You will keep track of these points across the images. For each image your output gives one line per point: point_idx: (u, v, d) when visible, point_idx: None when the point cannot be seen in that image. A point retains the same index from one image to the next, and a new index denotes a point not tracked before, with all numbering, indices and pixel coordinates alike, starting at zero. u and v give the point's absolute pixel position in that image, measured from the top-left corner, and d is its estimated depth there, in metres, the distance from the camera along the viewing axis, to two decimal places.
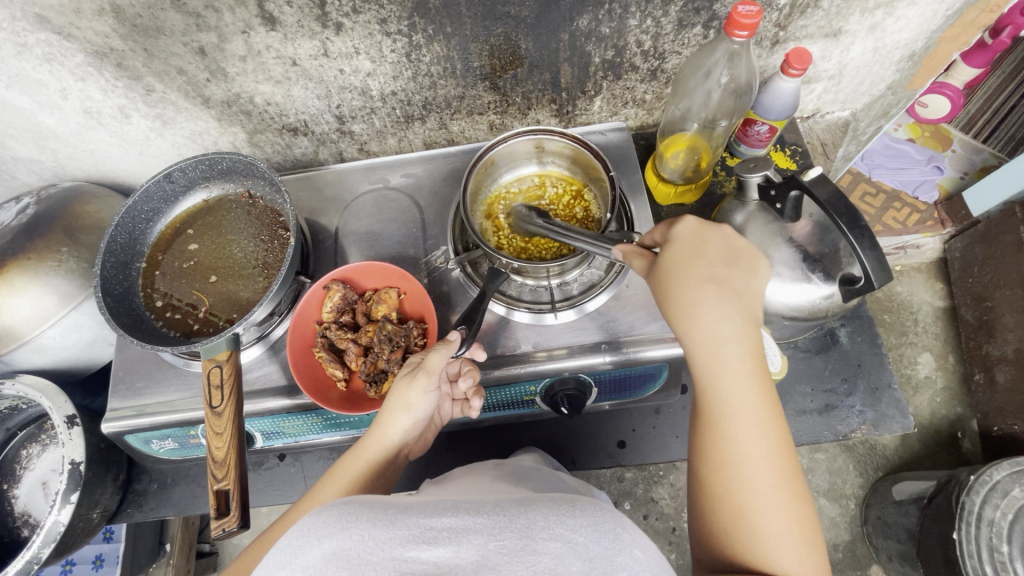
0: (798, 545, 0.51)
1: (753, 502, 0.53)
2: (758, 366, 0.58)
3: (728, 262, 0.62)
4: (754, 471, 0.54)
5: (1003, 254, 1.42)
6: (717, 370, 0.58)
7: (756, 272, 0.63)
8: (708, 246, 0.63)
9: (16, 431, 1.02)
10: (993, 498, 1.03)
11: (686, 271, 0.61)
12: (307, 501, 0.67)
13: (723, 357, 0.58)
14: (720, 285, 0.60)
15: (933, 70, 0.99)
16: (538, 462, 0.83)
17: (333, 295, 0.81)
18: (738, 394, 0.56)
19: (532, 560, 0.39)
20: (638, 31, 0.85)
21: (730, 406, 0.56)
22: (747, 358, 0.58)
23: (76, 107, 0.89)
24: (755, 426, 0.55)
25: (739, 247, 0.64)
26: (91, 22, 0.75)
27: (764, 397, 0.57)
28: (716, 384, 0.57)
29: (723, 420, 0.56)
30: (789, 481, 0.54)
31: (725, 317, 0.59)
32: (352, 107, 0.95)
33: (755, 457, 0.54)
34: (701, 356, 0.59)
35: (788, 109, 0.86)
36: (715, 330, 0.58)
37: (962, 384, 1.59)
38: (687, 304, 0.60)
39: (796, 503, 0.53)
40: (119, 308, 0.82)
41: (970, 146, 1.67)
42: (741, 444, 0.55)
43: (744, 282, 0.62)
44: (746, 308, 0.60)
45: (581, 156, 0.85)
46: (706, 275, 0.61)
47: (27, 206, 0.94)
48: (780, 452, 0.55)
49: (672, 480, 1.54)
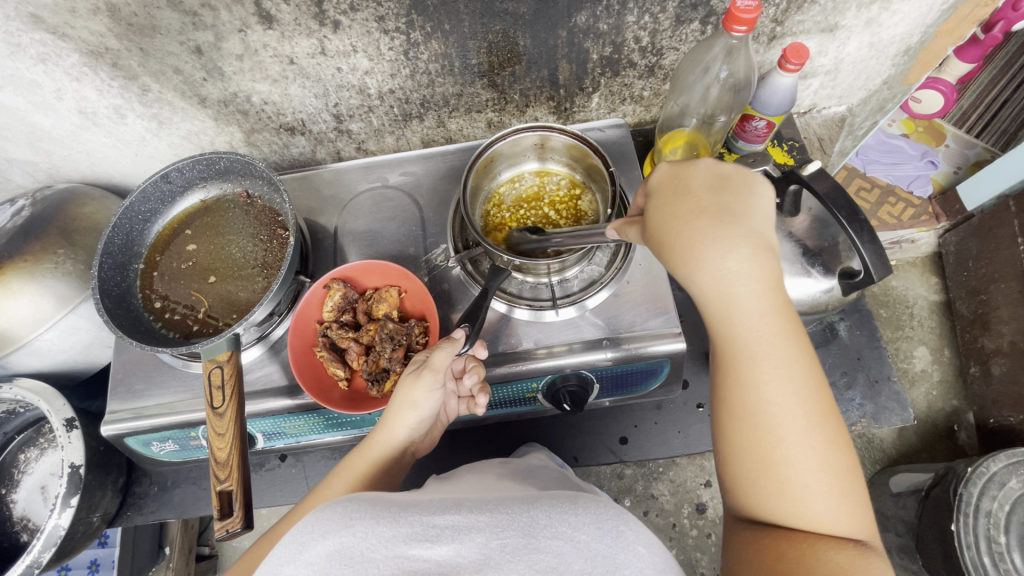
0: (831, 490, 0.50)
1: (779, 451, 0.51)
2: (775, 299, 0.54)
3: (719, 192, 0.57)
4: (779, 419, 0.51)
5: (997, 248, 1.44)
6: (729, 312, 0.54)
7: (752, 194, 0.57)
8: (696, 182, 0.59)
9: (14, 435, 1.01)
10: (991, 489, 1.04)
11: (677, 211, 0.57)
12: (313, 498, 0.67)
13: (735, 297, 0.54)
14: (718, 217, 0.56)
15: (928, 64, 1.00)
16: (541, 459, 0.83)
17: (334, 294, 0.81)
18: (755, 334, 0.53)
19: (535, 558, 0.39)
20: (636, 27, 0.85)
21: (748, 347, 0.53)
22: (762, 292, 0.54)
23: (71, 107, 0.88)
24: (776, 365, 0.52)
25: (729, 174, 0.59)
26: (85, 22, 0.74)
27: (784, 333, 0.53)
28: (729, 329, 0.55)
29: (741, 369, 0.54)
30: (820, 420, 0.52)
31: (731, 252, 0.54)
32: (349, 106, 0.95)
33: (779, 401, 0.52)
34: (711, 300, 0.55)
35: (786, 104, 0.86)
36: (722, 269, 0.54)
37: (958, 377, 1.61)
38: (687, 248, 0.56)
39: (829, 444, 0.51)
40: (117, 310, 0.81)
41: (963, 140, 1.69)
42: (763, 391, 0.52)
43: (744, 207, 0.57)
44: (752, 236, 0.55)
45: (581, 152, 0.85)
46: (697, 212, 0.57)
47: (22, 208, 0.93)
48: (809, 393, 0.52)
49: (672, 476, 1.54)
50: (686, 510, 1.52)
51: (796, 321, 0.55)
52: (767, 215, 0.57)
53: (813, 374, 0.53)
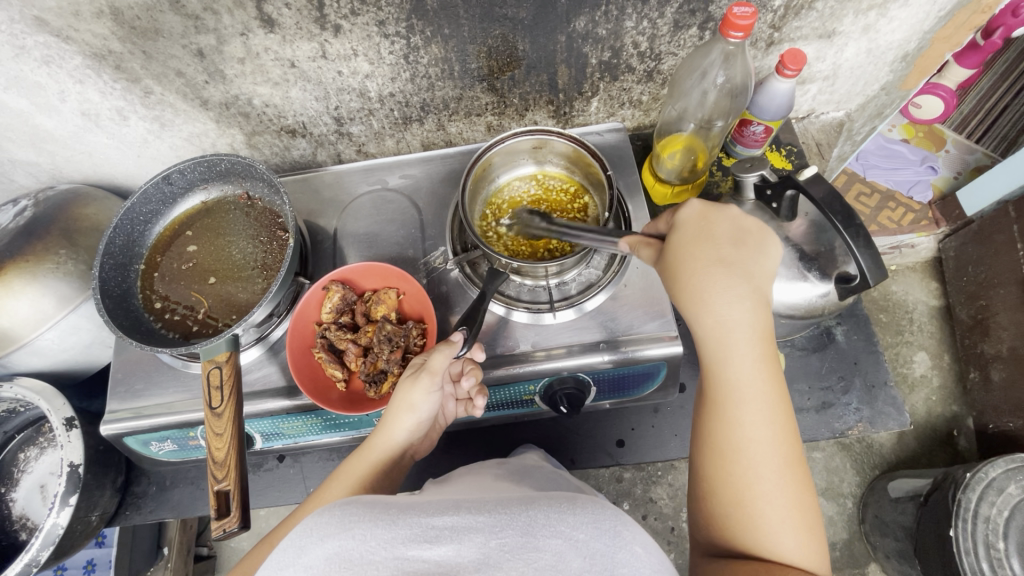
0: (799, 530, 0.52)
1: (756, 488, 0.53)
2: (768, 348, 0.57)
3: (734, 244, 0.60)
4: (758, 458, 0.54)
5: (997, 253, 1.44)
6: (725, 355, 0.57)
7: (763, 253, 0.61)
8: (714, 229, 0.61)
9: (14, 434, 1.02)
10: (989, 495, 1.04)
11: (694, 255, 0.59)
12: (312, 500, 0.68)
13: (732, 342, 0.57)
14: (729, 269, 0.58)
15: (926, 70, 1.00)
16: (538, 460, 0.83)
17: (333, 296, 0.81)
18: (746, 378, 0.56)
19: (533, 557, 0.40)
20: (634, 32, 0.86)
21: (738, 387, 0.56)
22: (756, 342, 0.57)
23: (74, 109, 0.89)
24: (762, 409, 0.55)
25: (746, 228, 0.62)
26: (89, 25, 0.75)
27: (773, 382, 0.56)
28: (724, 367, 0.57)
29: (729, 406, 0.56)
30: (794, 465, 0.54)
31: (737, 303, 0.57)
32: (350, 109, 0.95)
33: (761, 442, 0.54)
34: (711, 341, 0.58)
35: (784, 109, 0.87)
36: (724, 315, 0.57)
37: (957, 383, 1.61)
38: (696, 292, 0.58)
39: (799, 487, 0.53)
40: (118, 310, 0.82)
41: (963, 146, 1.69)
42: (748, 428, 0.55)
43: (752, 262, 0.60)
44: (756, 290, 0.58)
45: (579, 156, 0.86)
46: (713, 260, 0.59)
47: (24, 208, 0.94)
48: (786, 439, 0.55)
49: (670, 479, 1.54)
50: (684, 514, 1.51)
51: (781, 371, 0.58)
52: (770, 273, 0.61)
53: (792, 423, 0.56)
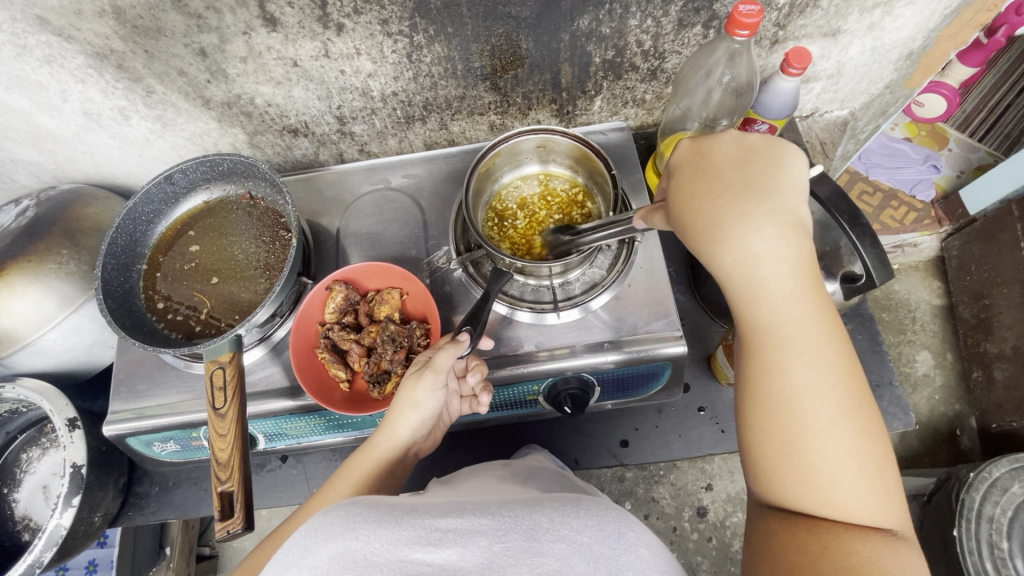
0: (861, 479, 0.48)
1: (806, 439, 0.49)
2: (807, 278, 0.52)
3: (745, 167, 0.54)
4: (809, 405, 0.49)
5: (1000, 252, 1.43)
6: (756, 293, 0.52)
7: (781, 166, 0.54)
8: (718, 157, 0.56)
9: (16, 434, 1.02)
10: (993, 494, 1.03)
11: (699, 188, 0.55)
12: (316, 499, 0.67)
13: (762, 277, 0.51)
14: (742, 192, 0.53)
15: (931, 69, 1.00)
16: (541, 460, 0.83)
17: (336, 296, 0.81)
18: (784, 316, 0.51)
19: (537, 561, 0.39)
20: (639, 31, 0.86)
21: (774, 329, 0.51)
22: (792, 273, 0.51)
23: (77, 108, 0.88)
24: (806, 352, 0.50)
25: (756, 145, 0.56)
26: (91, 24, 0.75)
27: (817, 316, 0.51)
28: (756, 309, 0.52)
29: (769, 351, 0.51)
30: (852, 408, 0.49)
31: (761, 229, 0.51)
32: (352, 108, 0.95)
33: (808, 388, 0.49)
34: (738, 280, 0.53)
35: (788, 108, 0.86)
36: (749, 247, 0.51)
37: (960, 382, 1.60)
38: (713, 228, 0.53)
39: (862, 432, 0.49)
40: (121, 310, 0.81)
41: (966, 144, 1.69)
42: (791, 375, 0.50)
43: (772, 181, 0.53)
44: (780, 211, 0.52)
45: (583, 155, 0.85)
46: (724, 189, 0.54)
47: (26, 208, 0.93)
48: (841, 380, 0.50)
49: (673, 479, 1.54)
50: (686, 513, 1.51)
51: (828, 303, 0.52)
52: (799, 188, 0.54)
53: (848, 361, 0.50)
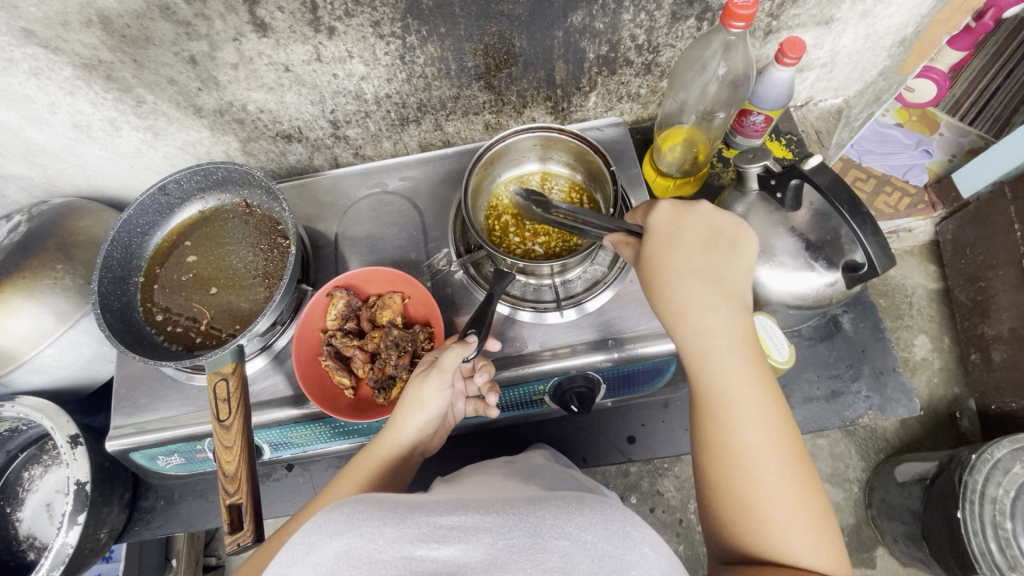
0: (809, 531, 0.51)
1: (758, 494, 0.53)
2: (751, 349, 0.59)
3: (705, 246, 0.63)
4: (758, 462, 0.54)
5: (995, 235, 1.44)
6: (710, 360, 0.58)
7: (735, 253, 0.63)
8: (685, 233, 0.64)
9: (17, 453, 1.00)
10: (996, 476, 1.04)
11: (667, 261, 0.62)
12: (321, 498, 0.66)
13: (715, 347, 0.58)
14: (702, 273, 0.61)
15: (925, 53, 0.99)
16: (546, 459, 0.82)
17: (337, 303, 0.80)
18: (734, 383, 0.57)
19: (541, 558, 0.39)
20: (632, 25, 0.85)
21: (727, 392, 0.56)
22: (738, 344, 0.58)
23: (66, 121, 0.87)
24: (754, 414, 0.55)
25: (716, 228, 0.65)
26: (78, 34, 0.73)
27: (762, 381, 0.57)
28: (710, 375, 0.58)
29: (721, 413, 0.56)
30: (795, 464, 0.54)
31: (710, 306, 0.60)
32: (346, 112, 0.94)
33: (757, 445, 0.54)
34: (693, 346, 0.59)
35: (784, 99, 0.87)
36: (703, 321, 0.59)
37: (959, 365, 1.61)
38: (673, 301, 0.61)
39: (805, 490, 0.53)
40: (119, 324, 0.80)
41: (957, 128, 1.69)
42: (742, 434, 0.55)
43: (724, 264, 0.62)
44: (730, 293, 0.60)
45: (581, 152, 0.85)
46: (685, 264, 0.62)
47: (19, 224, 0.92)
48: (786, 442, 0.55)
49: (677, 472, 1.54)
50: (692, 506, 1.52)
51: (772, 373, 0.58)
52: (743, 269, 0.63)
53: (791, 425, 0.56)
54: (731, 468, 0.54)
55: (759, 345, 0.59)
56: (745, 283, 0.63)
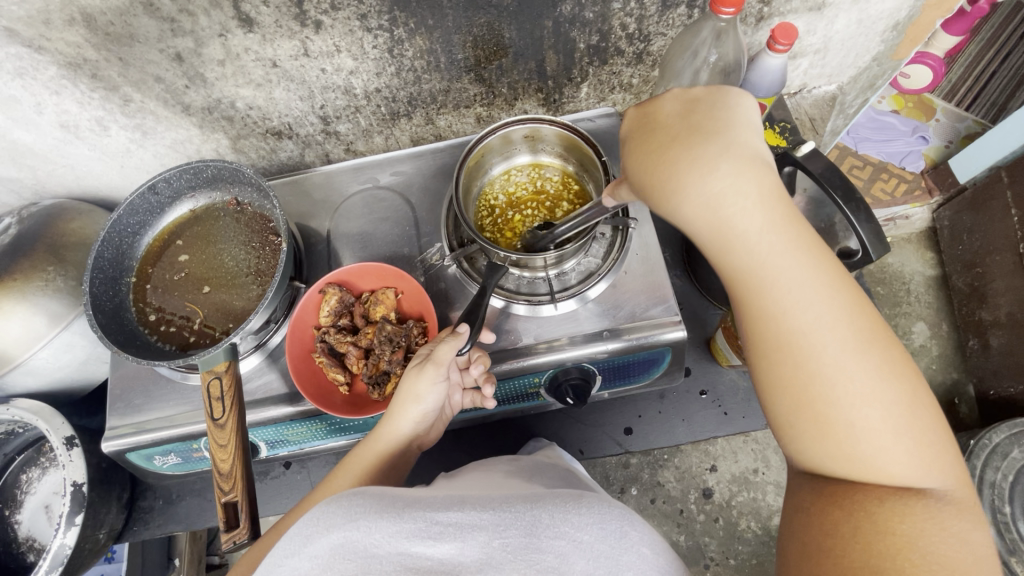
0: (890, 418, 0.46)
1: (820, 384, 0.47)
2: (779, 215, 0.48)
3: (687, 116, 0.52)
4: (816, 349, 0.48)
5: (991, 220, 1.44)
6: (730, 241, 0.49)
7: (728, 107, 0.51)
8: (659, 113, 0.53)
9: (14, 455, 1.00)
10: (994, 460, 1.04)
11: (650, 146, 0.52)
12: (319, 492, 0.67)
13: (731, 226, 0.48)
14: (689, 141, 0.50)
15: (918, 38, 0.99)
16: (554, 457, 0.82)
17: (330, 299, 0.79)
18: (768, 259, 0.49)
19: (536, 558, 0.39)
20: (622, 14, 0.84)
21: (764, 276, 0.49)
22: (759, 208, 0.48)
23: (53, 121, 0.86)
24: (802, 294, 0.48)
25: (694, 97, 0.53)
26: (61, 33, 0.73)
27: (799, 252, 0.49)
28: (740, 259, 0.49)
29: (762, 301, 0.50)
30: (861, 339, 0.47)
31: (716, 177, 0.48)
32: (335, 107, 0.94)
33: (812, 327, 0.48)
34: (712, 238, 0.50)
35: (776, 85, 0.87)
36: (712, 195, 0.48)
37: (956, 350, 1.61)
38: (666, 183, 0.50)
39: (878, 363, 0.47)
40: (112, 325, 0.80)
41: (953, 114, 1.69)
42: (791, 320, 0.48)
43: (715, 120, 0.50)
44: (731, 149, 0.48)
45: (573, 143, 0.84)
46: (667, 144, 0.51)
47: (9, 225, 0.92)
48: (842, 314, 0.48)
49: (677, 462, 1.54)
50: (692, 496, 1.52)
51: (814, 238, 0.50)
52: (743, 121, 0.50)
53: (852, 296, 0.49)
54: (791, 367, 0.48)
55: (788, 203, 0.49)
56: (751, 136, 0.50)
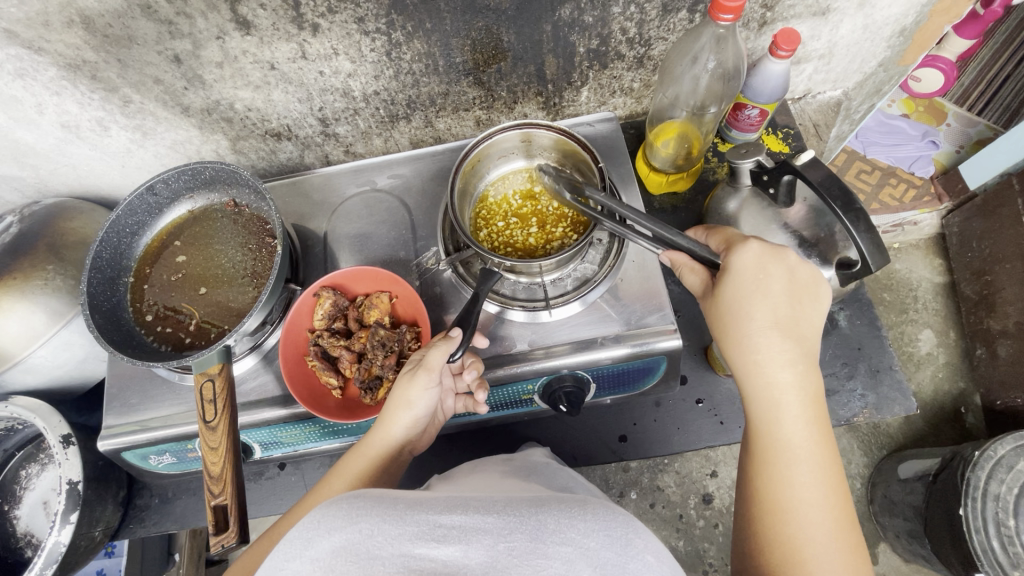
0: None
1: (803, 540, 0.56)
2: (818, 413, 0.61)
3: (790, 300, 0.63)
4: (809, 514, 0.56)
5: (1001, 227, 1.41)
6: (777, 414, 0.60)
7: (814, 307, 0.64)
8: (770, 282, 0.63)
9: (14, 451, 1.02)
10: (998, 472, 1.02)
11: (747, 309, 0.63)
12: (313, 497, 0.67)
13: (784, 403, 0.60)
14: (783, 329, 0.62)
15: (925, 44, 0.97)
16: (547, 456, 0.83)
17: (324, 303, 0.80)
18: (799, 439, 0.59)
19: (543, 564, 0.38)
20: (622, 18, 0.84)
21: (790, 447, 0.59)
22: (807, 405, 0.61)
23: (54, 121, 0.87)
24: (812, 474, 0.58)
25: (801, 278, 0.64)
26: (60, 35, 0.73)
27: (824, 445, 0.60)
28: (776, 427, 0.60)
29: (781, 462, 0.59)
30: (845, 526, 0.56)
31: (787, 362, 0.61)
32: (334, 109, 0.94)
33: (811, 500, 0.57)
34: (760, 400, 0.61)
35: (778, 91, 0.86)
36: (775, 377, 0.61)
37: (964, 360, 1.59)
38: (750, 351, 0.63)
39: (849, 547, 0.56)
40: (108, 325, 0.81)
41: (964, 119, 1.67)
42: (798, 487, 0.57)
43: (804, 317, 0.63)
44: (806, 355, 0.62)
45: (569, 148, 0.84)
46: (768, 317, 0.62)
47: (10, 224, 0.93)
48: (838, 505, 0.57)
49: (677, 467, 1.53)
50: (692, 501, 1.51)
51: (834, 446, 0.61)
52: (818, 324, 0.65)
53: (845, 498, 0.58)
54: (786, 519, 0.57)
55: (826, 408, 0.62)
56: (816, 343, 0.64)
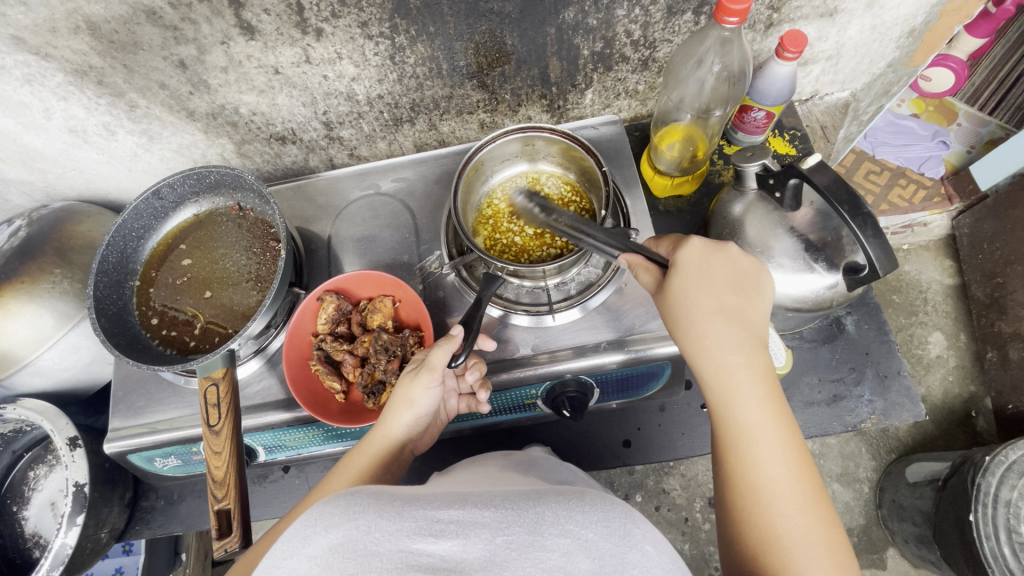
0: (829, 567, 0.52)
1: (778, 521, 0.55)
2: (773, 392, 0.61)
3: (734, 288, 0.65)
4: (777, 494, 0.56)
5: (1013, 228, 1.39)
6: (733, 398, 0.61)
7: (759, 294, 0.66)
8: (713, 271, 0.65)
9: (22, 453, 1.03)
10: (1009, 478, 1.00)
11: (694, 297, 0.64)
12: (314, 494, 0.65)
13: (736, 386, 0.61)
14: (728, 314, 0.64)
15: (935, 44, 0.95)
16: (544, 451, 0.82)
17: (327, 307, 0.80)
18: (755, 421, 0.59)
19: (541, 556, 0.38)
20: (627, 21, 0.83)
21: (749, 430, 0.59)
22: (761, 386, 0.61)
23: (61, 126, 0.88)
24: (775, 453, 0.57)
25: (744, 268, 0.67)
26: (67, 41, 0.74)
27: (779, 419, 0.59)
28: (732, 411, 0.60)
29: (744, 447, 0.59)
30: (816, 504, 0.56)
31: (736, 346, 0.62)
32: (338, 113, 0.94)
33: (778, 480, 0.56)
34: (714, 385, 0.62)
35: (785, 93, 0.85)
36: (725, 359, 0.62)
37: (975, 363, 1.56)
38: (697, 338, 0.64)
39: (824, 522, 0.55)
40: (114, 328, 0.81)
41: (975, 118, 1.64)
42: (763, 468, 0.57)
43: (749, 306, 0.65)
44: (752, 337, 0.63)
45: (573, 151, 0.84)
46: (712, 304, 0.64)
47: (19, 228, 0.94)
48: (806, 481, 0.57)
49: (683, 470, 1.53)
50: (698, 504, 1.50)
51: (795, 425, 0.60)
52: (764, 312, 0.66)
53: (812, 473, 0.58)
54: (756, 501, 0.56)
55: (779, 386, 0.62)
56: (765, 326, 0.65)
